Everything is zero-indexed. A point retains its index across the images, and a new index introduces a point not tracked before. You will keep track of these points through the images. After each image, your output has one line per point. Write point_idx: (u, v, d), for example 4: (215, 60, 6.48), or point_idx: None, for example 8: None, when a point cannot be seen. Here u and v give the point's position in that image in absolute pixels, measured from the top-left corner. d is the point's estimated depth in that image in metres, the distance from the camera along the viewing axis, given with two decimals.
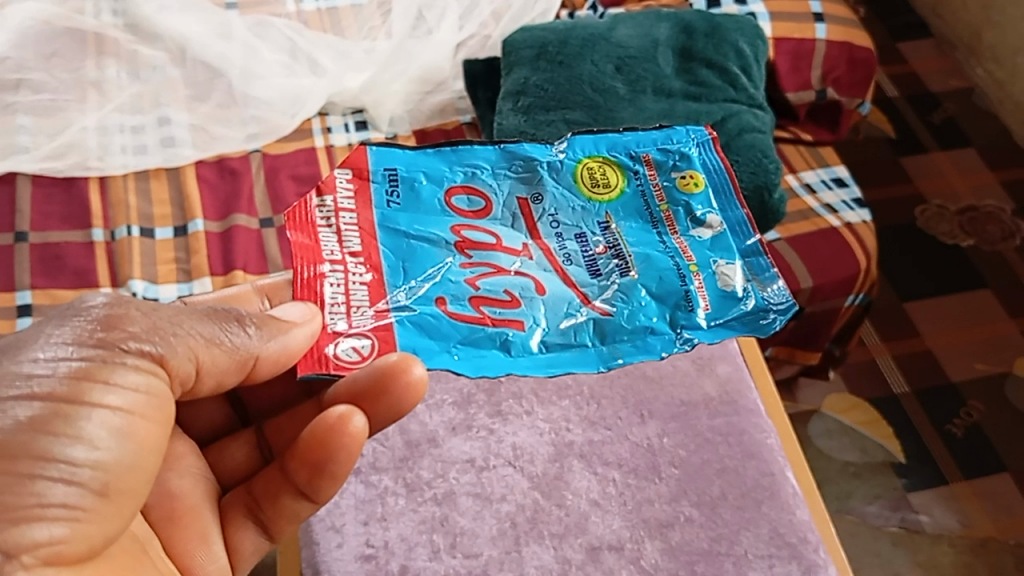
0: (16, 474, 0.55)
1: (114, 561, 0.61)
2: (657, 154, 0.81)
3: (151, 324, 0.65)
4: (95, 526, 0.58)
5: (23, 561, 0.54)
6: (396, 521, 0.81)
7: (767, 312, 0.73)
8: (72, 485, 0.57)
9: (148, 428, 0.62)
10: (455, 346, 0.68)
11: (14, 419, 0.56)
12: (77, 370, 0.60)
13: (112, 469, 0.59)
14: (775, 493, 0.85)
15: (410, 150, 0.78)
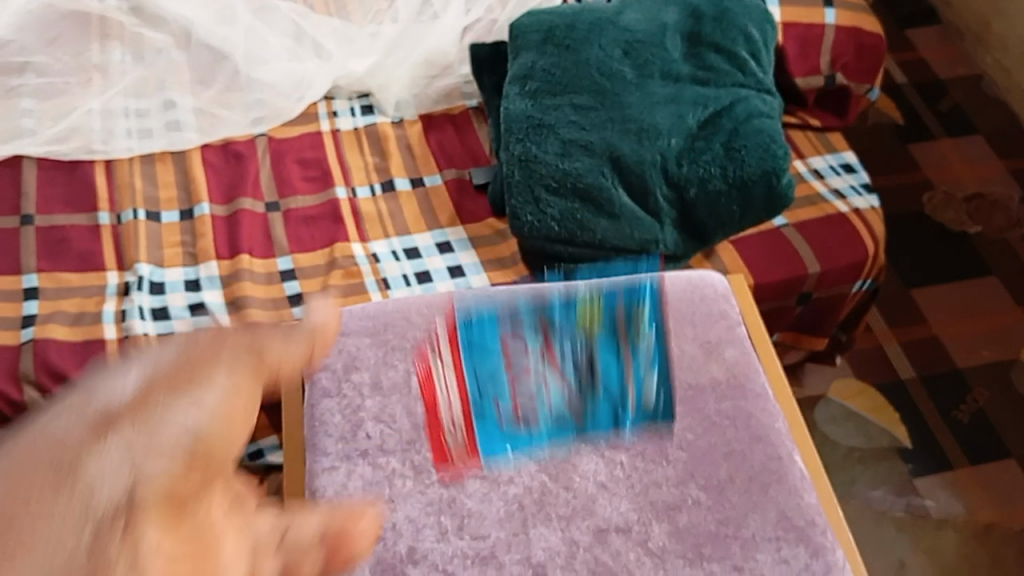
0: (123, 433, 0.53)
1: (211, 535, 0.54)
2: (624, 299, 0.92)
3: (242, 343, 0.70)
4: (190, 486, 0.54)
5: (136, 518, 0.49)
6: (404, 503, 0.81)
7: (653, 406, 0.87)
8: (174, 450, 0.54)
9: (239, 403, 0.62)
10: (497, 433, 0.85)
11: (122, 392, 0.57)
12: (190, 362, 0.63)
13: (211, 434, 0.57)
14: (783, 476, 0.84)
15: (490, 305, 0.93)
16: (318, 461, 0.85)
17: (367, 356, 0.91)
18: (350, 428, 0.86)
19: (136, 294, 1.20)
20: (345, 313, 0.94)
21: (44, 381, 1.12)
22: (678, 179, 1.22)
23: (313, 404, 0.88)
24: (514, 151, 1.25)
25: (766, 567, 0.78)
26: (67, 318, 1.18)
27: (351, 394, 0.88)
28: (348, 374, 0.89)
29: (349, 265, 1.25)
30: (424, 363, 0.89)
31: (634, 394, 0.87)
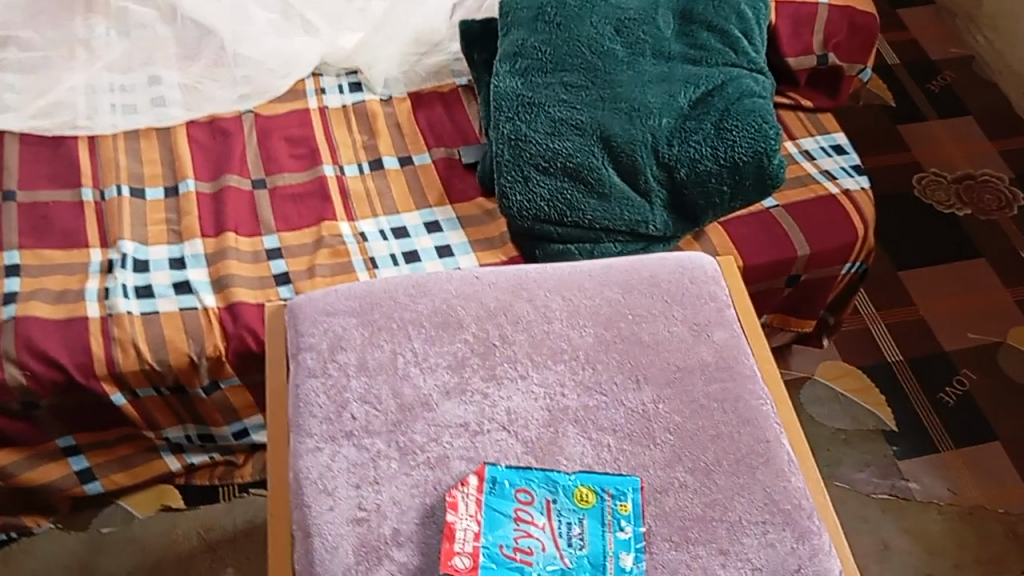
0: None
1: None
2: (613, 490, 0.79)
3: None
4: None
5: None
6: (388, 485, 0.79)
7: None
8: None
9: None
10: (495, 549, 0.74)
11: None
12: None
13: None
14: (770, 460, 0.83)
15: (515, 464, 0.80)
16: (302, 442, 0.82)
17: (353, 336, 0.89)
18: (335, 409, 0.84)
19: (120, 272, 1.18)
20: (331, 293, 0.93)
21: (27, 360, 1.11)
22: (669, 159, 1.21)
23: (298, 385, 0.86)
24: (503, 130, 1.24)
25: (752, 550, 0.78)
26: (50, 296, 1.16)
27: (337, 374, 0.86)
28: (333, 354, 0.88)
29: (335, 244, 1.24)
30: (449, 494, 0.77)
31: (607, 563, 0.75)
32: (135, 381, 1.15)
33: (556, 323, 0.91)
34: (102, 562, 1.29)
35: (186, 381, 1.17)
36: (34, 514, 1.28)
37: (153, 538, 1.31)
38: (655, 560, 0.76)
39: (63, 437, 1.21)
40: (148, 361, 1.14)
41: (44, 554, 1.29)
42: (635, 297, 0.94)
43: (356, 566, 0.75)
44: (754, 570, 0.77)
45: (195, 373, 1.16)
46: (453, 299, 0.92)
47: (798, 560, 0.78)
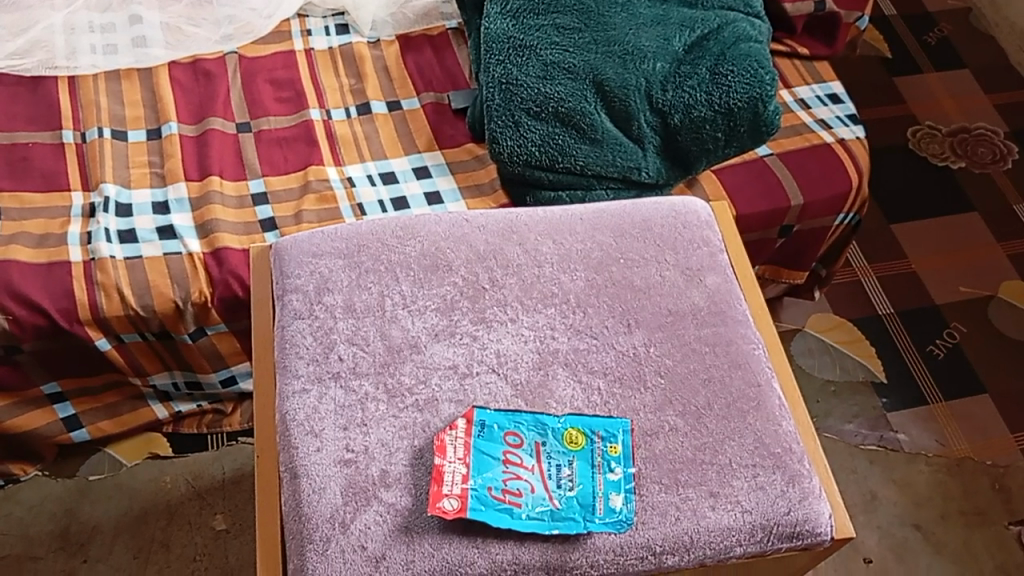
0: None
1: None
2: (603, 432, 0.78)
3: None
4: None
5: None
6: (376, 427, 0.78)
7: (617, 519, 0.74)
8: None
9: None
10: (484, 491, 0.73)
11: None
12: None
13: None
14: (761, 404, 0.82)
15: (505, 407, 0.80)
16: (288, 384, 0.81)
17: (340, 278, 0.87)
18: (322, 351, 0.82)
19: (102, 215, 1.16)
20: (316, 235, 0.91)
21: (8, 304, 1.08)
22: (663, 105, 1.18)
23: (283, 327, 0.85)
24: (495, 73, 1.20)
25: (742, 493, 0.77)
26: (31, 240, 1.14)
27: (324, 317, 0.85)
28: (319, 296, 0.86)
29: (322, 190, 1.22)
30: (437, 437, 0.76)
31: (597, 503, 0.75)
32: (119, 326, 1.13)
33: (547, 267, 0.90)
34: (88, 510, 1.28)
35: (172, 327, 1.16)
36: (19, 462, 1.27)
37: (140, 485, 1.30)
38: (645, 502, 0.76)
39: (47, 384, 1.19)
40: (132, 307, 1.12)
41: (30, 502, 1.28)
42: (627, 241, 0.93)
43: (344, 508, 0.74)
44: (744, 512, 0.77)
45: (180, 319, 1.15)
46: (442, 242, 0.91)
47: (788, 503, 0.78)
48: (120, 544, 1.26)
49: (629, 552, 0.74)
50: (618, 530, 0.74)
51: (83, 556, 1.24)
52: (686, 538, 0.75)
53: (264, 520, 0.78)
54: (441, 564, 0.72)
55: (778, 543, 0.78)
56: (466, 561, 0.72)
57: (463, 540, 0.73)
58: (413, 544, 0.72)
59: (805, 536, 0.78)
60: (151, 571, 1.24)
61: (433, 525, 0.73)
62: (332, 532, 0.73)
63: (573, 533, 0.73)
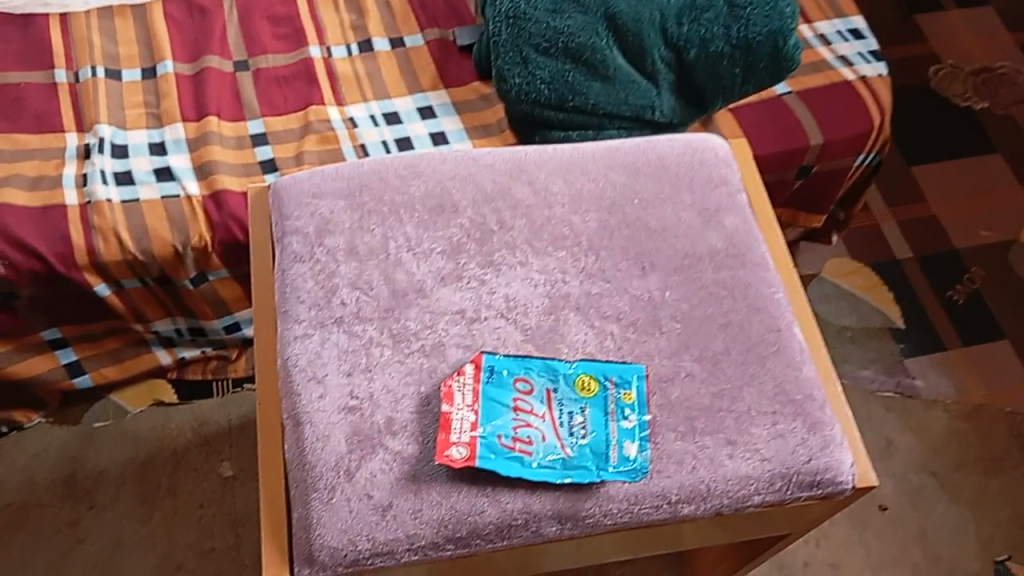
0: None
1: None
2: (617, 378, 0.75)
3: None
4: None
5: None
6: (381, 373, 0.75)
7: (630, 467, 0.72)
8: None
9: None
10: (493, 439, 0.71)
11: None
12: None
13: None
14: (782, 349, 0.79)
15: (515, 352, 0.77)
16: (290, 330, 0.78)
17: (341, 219, 0.84)
18: (324, 296, 0.79)
19: (97, 157, 1.12)
20: (317, 175, 0.87)
21: (3, 248, 1.05)
22: (678, 39, 1.12)
23: (284, 270, 0.81)
24: (501, 7, 1.15)
25: (760, 441, 0.75)
26: (25, 182, 1.10)
27: (325, 260, 0.81)
28: (321, 239, 0.82)
29: (323, 130, 1.17)
30: (444, 384, 0.74)
31: (611, 451, 0.72)
32: (117, 272, 1.10)
33: (558, 208, 0.86)
34: (93, 457, 1.27)
35: (171, 273, 1.12)
36: (22, 409, 1.25)
37: (145, 432, 1.29)
38: (660, 450, 0.73)
39: (47, 330, 1.17)
40: (131, 252, 1.09)
41: (34, 449, 1.27)
42: (642, 180, 0.88)
43: (349, 456, 0.71)
44: (762, 461, 0.74)
45: (180, 264, 1.12)
46: (447, 181, 0.87)
47: (808, 451, 0.75)
48: (126, 491, 1.24)
49: (644, 501, 0.72)
50: (632, 479, 0.72)
51: (89, 503, 1.23)
52: (702, 487, 0.73)
53: (267, 467, 0.75)
54: (449, 513, 0.70)
55: (797, 492, 0.75)
56: (475, 510, 0.70)
57: (473, 489, 0.70)
58: (421, 493, 0.70)
59: (825, 484, 0.75)
60: (158, 518, 1.23)
61: (441, 473, 0.71)
62: (336, 480, 0.70)
63: (586, 482, 0.71)
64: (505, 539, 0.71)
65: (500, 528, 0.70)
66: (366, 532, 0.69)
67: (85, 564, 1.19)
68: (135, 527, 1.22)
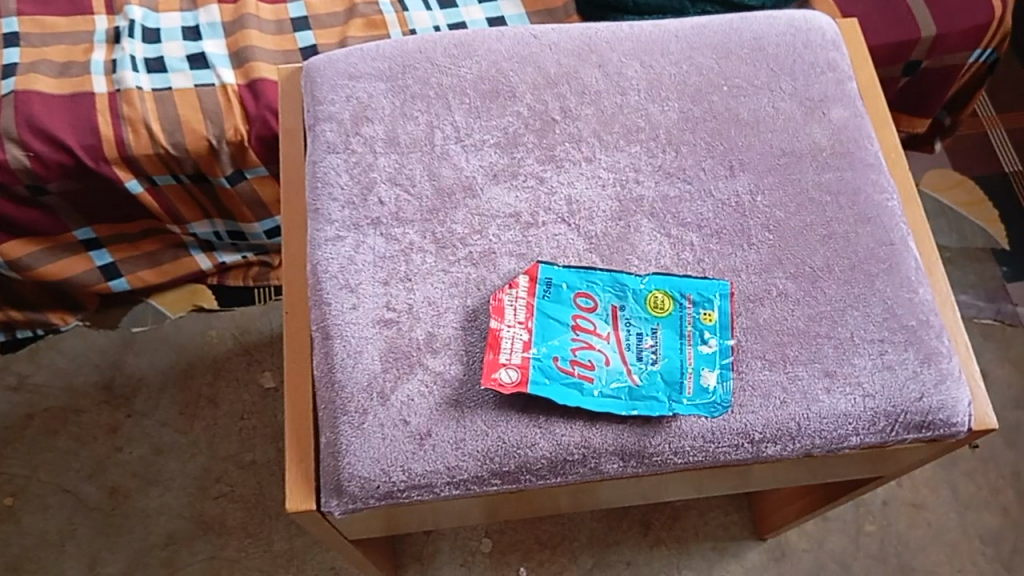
0: None
1: None
2: (694, 298, 0.64)
3: None
4: None
5: None
6: (422, 283, 0.65)
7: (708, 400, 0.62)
8: None
9: None
10: (548, 363, 0.61)
11: None
12: None
13: None
14: (895, 266, 0.67)
15: (575, 263, 0.66)
16: (320, 230, 0.68)
17: (381, 105, 0.73)
18: (360, 192, 0.69)
19: (127, 41, 1.02)
20: (355, 53, 0.76)
21: (29, 140, 0.97)
22: None
23: (314, 162, 0.71)
24: None
25: (864, 374, 0.63)
26: (53, 69, 1.02)
27: (362, 151, 0.70)
28: (357, 127, 0.72)
29: (370, 14, 1.05)
30: (494, 297, 0.64)
31: (686, 381, 0.62)
32: (150, 166, 1.02)
33: (632, 96, 0.73)
34: (132, 362, 1.22)
35: (207, 169, 1.04)
36: (59, 312, 1.20)
37: (186, 339, 1.23)
38: (744, 381, 0.63)
39: (81, 230, 1.11)
40: (163, 146, 1.00)
41: (73, 353, 1.23)
42: (733, 63, 0.75)
43: (383, 376, 0.62)
44: (865, 397, 0.63)
45: (215, 160, 1.03)
46: (503, 62, 0.75)
47: (920, 387, 0.63)
48: (166, 398, 1.20)
49: (721, 439, 0.62)
50: (710, 414, 0.61)
51: (128, 410, 1.19)
52: (792, 426, 0.62)
53: (292, 383, 0.66)
54: (496, 445, 0.61)
55: (903, 434, 0.64)
56: (526, 442, 0.61)
57: (524, 419, 0.61)
58: (464, 420, 0.61)
59: (937, 427, 0.64)
60: (198, 428, 1.18)
61: (487, 399, 0.61)
62: (369, 403, 0.61)
63: (655, 415, 0.61)
64: (559, 475, 0.62)
65: (554, 463, 0.61)
66: (402, 462, 0.60)
67: (124, 472, 1.16)
68: (175, 436, 1.18)
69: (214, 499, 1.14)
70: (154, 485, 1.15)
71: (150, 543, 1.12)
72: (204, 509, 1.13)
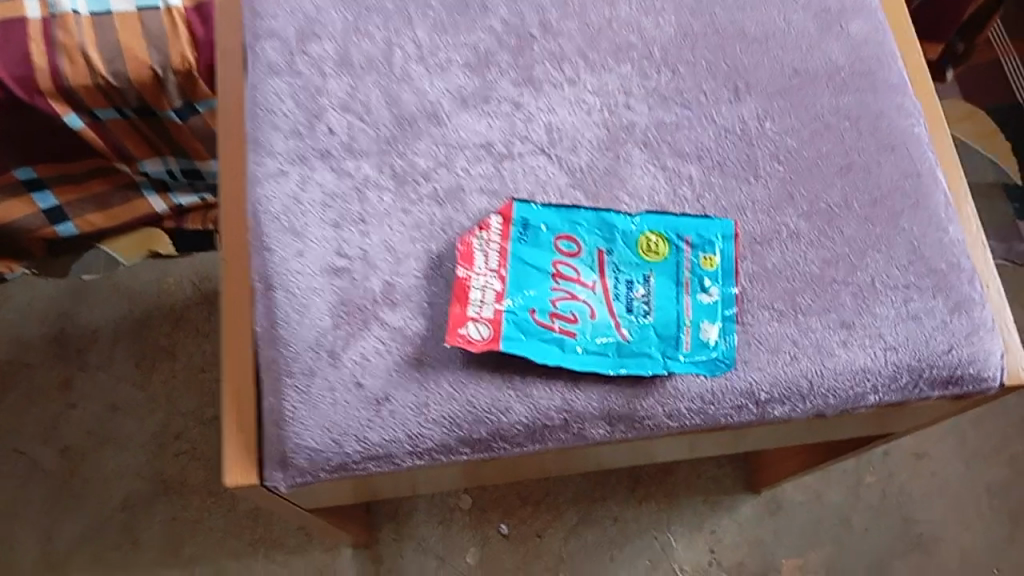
0: None
1: None
2: (693, 241, 0.56)
3: None
4: None
5: None
6: (379, 225, 0.56)
7: (710, 357, 0.54)
8: None
9: None
10: (524, 317, 0.53)
11: None
12: None
13: None
14: (921, 202, 0.59)
15: (554, 202, 0.57)
16: (260, 164, 0.58)
17: (330, 18, 0.63)
18: (306, 120, 0.59)
19: None
20: None
21: None
22: None
23: (253, 86, 0.61)
24: None
25: (886, 325, 0.55)
26: None
27: (309, 72, 0.61)
28: (303, 46, 0.62)
29: None
30: (462, 242, 0.55)
31: (683, 335, 0.54)
32: (90, 100, 0.82)
33: (622, 8, 0.64)
34: (85, 312, 1.06)
35: (153, 101, 0.85)
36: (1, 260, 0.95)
37: (139, 287, 1.08)
38: (749, 334, 0.55)
39: (20, 169, 0.87)
40: (102, 75, 0.81)
41: (19, 303, 1.07)
42: None
43: (333, 332, 0.54)
44: (887, 351, 0.55)
45: (162, 91, 0.84)
46: None
47: (950, 339, 0.56)
48: (122, 351, 1.05)
49: (723, 401, 0.54)
50: (710, 373, 0.54)
51: (80, 363, 1.05)
52: (804, 385, 0.54)
53: (231, 341, 0.57)
54: (465, 410, 0.53)
55: (928, 391, 0.56)
56: (500, 407, 0.53)
57: (496, 380, 0.53)
58: (427, 383, 0.53)
59: (966, 382, 0.56)
60: (156, 383, 1.04)
61: (454, 358, 0.53)
62: (318, 363, 0.53)
63: (647, 375, 0.53)
64: (538, 442, 0.54)
65: (532, 430, 0.53)
66: (357, 431, 0.52)
67: (77, 431, 1.02)
68: (130, 391, 1.04)
69: (173, 457, 1.00)
70: (109, 444, 1.01)
71: (105, 507, 0.99)
72: (164, 469, 1.00)
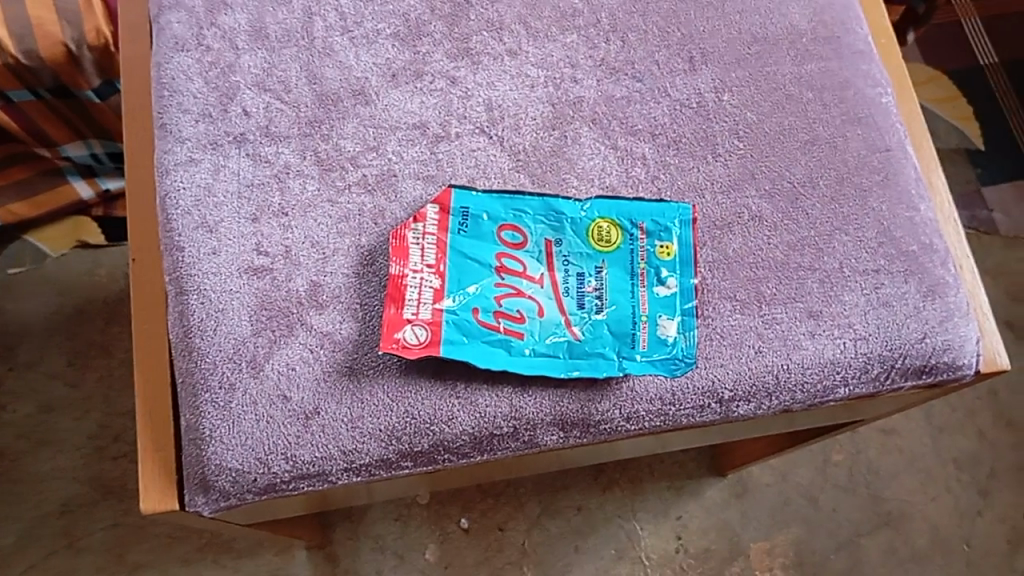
0: None
1: None
2: (648, 229, 0.51)
3: None
4: None
5: None
6: (303, 219, 0.51)
7: (668, 354, 0.49)
8: None
9: None
10: (465, 317, 0.48)
11: None
12: None
13: None
14: (891, 178, 0.55)
15: (497, 188, 0.52)
16: (168, 152, 0.52)
17: None
18: (218, 102, 0.53)
19: None
20: None
21: None
22: None
23: (159, 63, 0.55)
24: None
25: (855, 314, 0.52)
26: None
27: (220, 47, 0.55)
28: (213, 17, 0.56)
29: None
30: (396, 235, 0.50)
31: (639, 331, 0.49)
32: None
33: None
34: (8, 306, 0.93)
35: (69, 81, 0.75)
36: None
37: (66, 278, 0.94)
38: (710, 328, 0.50)
39: None
40: (12, 55, 0.71)
41: None
42: None
43: (254, 340, 0.49)
44: (857, 341, 0.51)
45: (79, 70, 0.75)
46: None
47: (923, 326, 0.52)
48: (53, 346, 0.92)
49: (682, 401, 0.50)
50: (669, 373, 0.49)
51: (8, 362, 0.92)
52: (769, 380, 0.50)
53: (144, 352, 0.52)
54: (403, 421, 0.48)
55: (901, 382, 0.52)
56: (441, 417, 0.48)
57: (436, 386, 0.48)
58: (360, 392, 0.48)
59: (940, 371, 0.52)
60: (92, 380, 0.92)
61: (389, 364, 0.48)
62: (238, 375, 0.48)
63: (602, 376, 0.49)
64: (485, 452, 0.49)
65: (477, 439, 0.49)
66: (283, 449, 0.47)
67: (6, 435, 0.89)
68: (63, 390, 0.91)
69: (114, 460, 0.89)
70: (44, 447, 0.89)
71: (41, 513, 0.87)
72: (104, 473, 0.88)
